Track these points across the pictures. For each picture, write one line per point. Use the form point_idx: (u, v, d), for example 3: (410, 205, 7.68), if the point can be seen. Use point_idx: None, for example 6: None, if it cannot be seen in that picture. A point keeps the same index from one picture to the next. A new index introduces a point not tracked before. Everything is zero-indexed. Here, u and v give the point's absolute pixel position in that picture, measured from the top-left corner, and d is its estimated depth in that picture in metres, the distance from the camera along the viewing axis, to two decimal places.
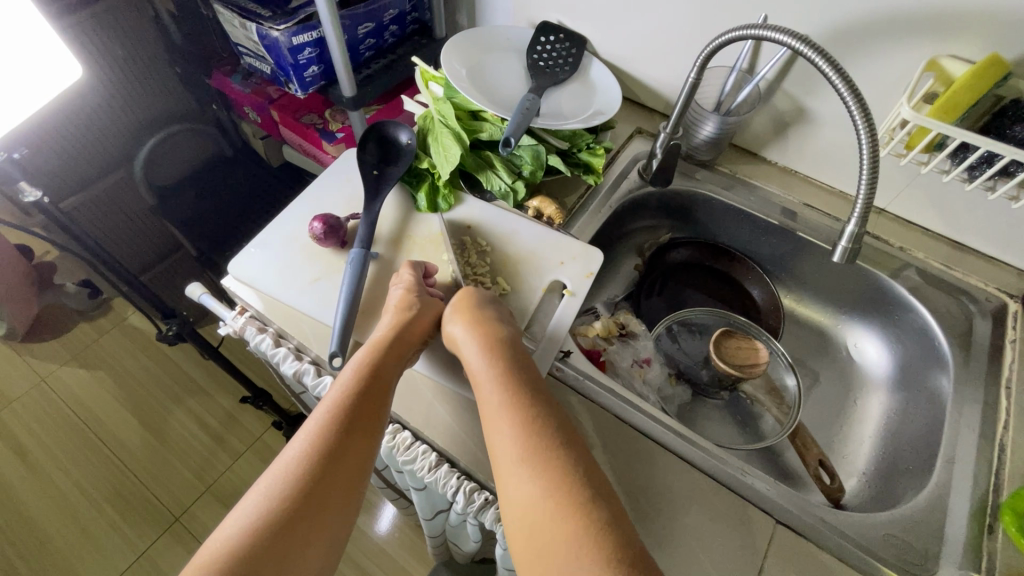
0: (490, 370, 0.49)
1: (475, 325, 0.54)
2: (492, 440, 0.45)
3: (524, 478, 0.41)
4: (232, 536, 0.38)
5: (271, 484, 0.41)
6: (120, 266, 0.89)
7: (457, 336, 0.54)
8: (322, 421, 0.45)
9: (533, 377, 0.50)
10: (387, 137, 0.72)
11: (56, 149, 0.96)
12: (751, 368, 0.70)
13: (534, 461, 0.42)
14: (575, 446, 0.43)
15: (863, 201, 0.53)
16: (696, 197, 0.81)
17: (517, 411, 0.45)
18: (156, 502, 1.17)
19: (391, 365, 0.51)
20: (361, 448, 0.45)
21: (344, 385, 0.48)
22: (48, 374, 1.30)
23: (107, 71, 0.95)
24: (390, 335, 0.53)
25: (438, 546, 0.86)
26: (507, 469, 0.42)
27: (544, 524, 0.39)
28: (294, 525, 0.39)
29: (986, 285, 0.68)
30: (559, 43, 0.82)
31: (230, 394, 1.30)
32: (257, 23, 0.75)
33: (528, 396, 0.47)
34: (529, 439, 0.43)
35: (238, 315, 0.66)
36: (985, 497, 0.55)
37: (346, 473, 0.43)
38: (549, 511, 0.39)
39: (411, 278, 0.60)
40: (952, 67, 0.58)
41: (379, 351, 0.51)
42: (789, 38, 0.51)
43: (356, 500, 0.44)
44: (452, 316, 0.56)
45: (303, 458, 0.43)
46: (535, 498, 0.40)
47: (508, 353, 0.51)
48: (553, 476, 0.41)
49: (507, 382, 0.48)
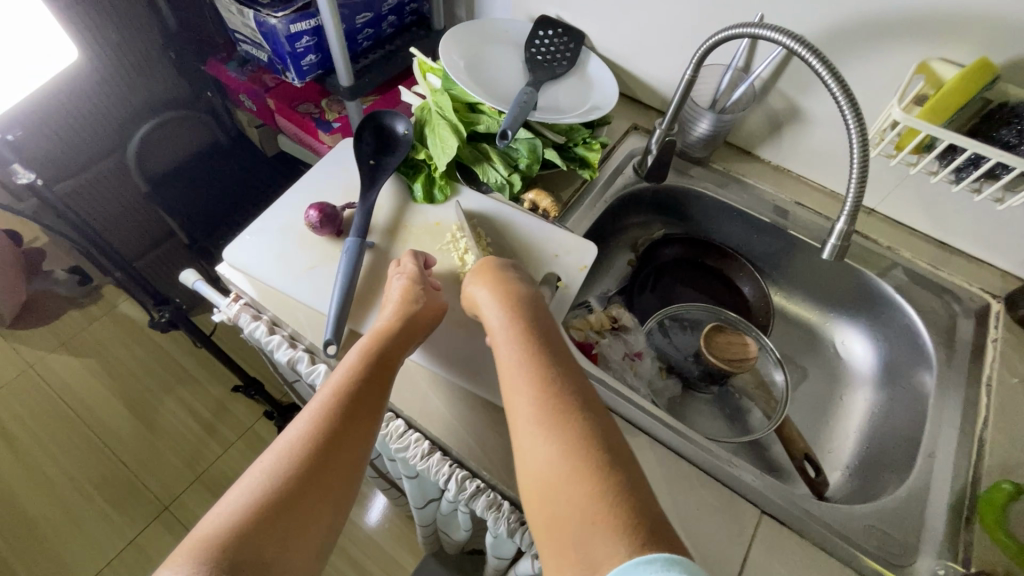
0: (509, 332, 0.49)
1: (499, 291, 0.54)
2: (510, 399, 0.44)
3: (538, 436, 0.40)
4: (230, 511, 0.39)
5: (274, 461, 0.42)
6: (113, 252, 0.88)
7: (482, 300, 0.54)
8: (324, 404, 0.46)
9: (555, 340, 0.49)
10: (384, 127, 0.72)
11: (47, 132, 0.95)
12: (741, 363, 0.72)
13: (549, 420, 0.41)
14: (592, 409, 0.42)
15: (853, 199, 0.54)
16: (690, 193, 0.82)
17: (536, 372, 0.44)
18: (146, 490, 1.17)
19: (394, 353, 0.52)
20: (362, 432, 0.46)
21: (348, 370, 0.49)
22: (36, 360, 1.29)
23: (99, 54, 0.93)
24: (396, 321, 0.54)
25: (428, 535, 0.87)
26: (521, 426, 0.42)
27: (555, 478, 0.38)
28: (295, 502, 0.40)
29: (970, 286, 0.70)
30: (557, 37, 0.82)
31: (221, 383, 1.30)
32: (255, 10, 0.75)
33: (549, 359, 0.46)
34: (544, 398, 0.42)
35: (232, 302, 0.66)
36: (963, 491, 0.56)
37: (349, 455, 0.44)
38: (561, 469, 0.38)
39: (413, 269, 0.60)
40: (942, 70, 0.59)
41: (385, 337, 0.52)
42: (784, 37, 0.52)
43: (353, 488, 0.44)
44: (476, 282, 0.57)
45: (306, 438, 0.43)
46: (547, 454, 0.39)
47: (529, 318, 0.51)
48: (564, 434, 0.40)
49: (527, 344, 0.47)
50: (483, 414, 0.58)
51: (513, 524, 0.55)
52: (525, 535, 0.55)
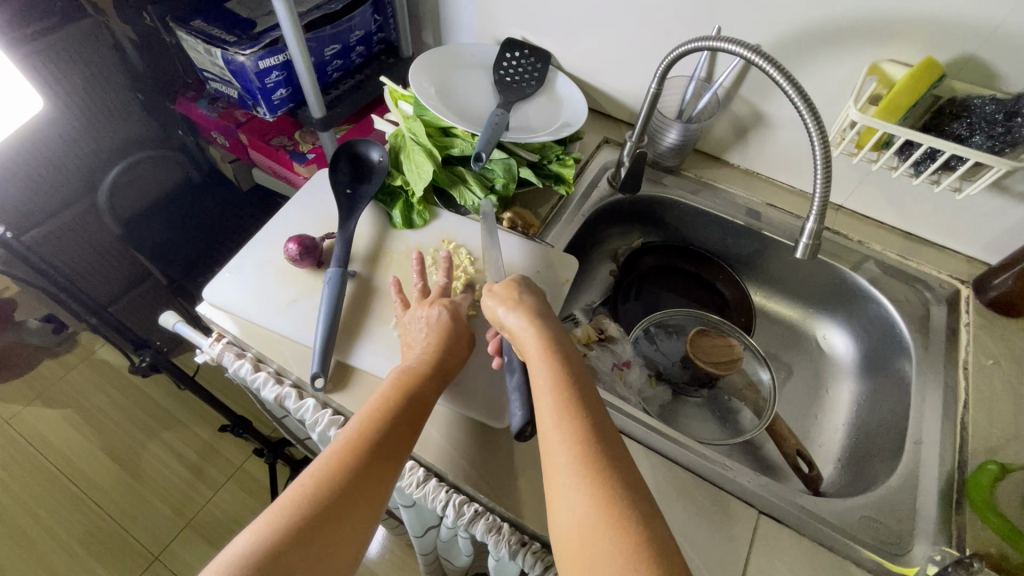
0: (546, 368, 0.46)
1: (530, 317, 0.51)
2: (546, 439, 0.42)
3: (576, 487, 0.38)
4: (258, 530, 0.39)
5: (307, 479, 0.42)
6: (89, 299, 0.86)
7: (513, 326, 0.51)
8: (357, 429, 0.46)
9: (591, 382, 0.46)
10: (358, 156, 0.72)
11: (12, 182, 0.93)
12: (729, 366, 0.74)
13: (588, 468, 0.39)
14: (627, 458, 0.40)
15: (820, 197, 0.55)
16: (665, 202, 0.83)
17: (574, 413, 0.42)
18: (135, 540, 1.13)
19: (430, 390, 0.51)
20: (387, 463, 0.45)
21: (380, 400, 0.48)
22: (12, 416, 1.24)
23: (63, 100, 0.93)
24: (432, 360, 0.53)
25: (430, 564, 0.85)
26: (559, 472, 0.40)
27: (591, 537, 0.36)
28: (318, 529, 0.40)
29: (939, 273, 0.72)
30: (524, 58, 0.84)
31: (208, 423, 1.27)
32: (223, 49, 0.75)
33: (584, 400, 0.43)
34: (586, 445, 0.40)
35: (215, 341, 0.65)
36: (951, 475, 0.57)
37: (372, 485, 0.43)
38: (597, 520, 0.36)
39: (452, 306, 0.58)
40: (892, 70, 0.62)
41: (419, 376, 0.51)
42: (743, 49, 0.54)
43: (375, 516, 0.44)
44: (506, 305, 0.53)
45: (336, 458, 0.43)
46: (582, 506, 0.37)
47: (568, 352, 0.48)
48: (601, 489, 0.38)
49: (562, 382, 0.45)
50: (477, 438, 0.57)
51: (513, 546, 0.53)
52: (526, 556, 0.52)
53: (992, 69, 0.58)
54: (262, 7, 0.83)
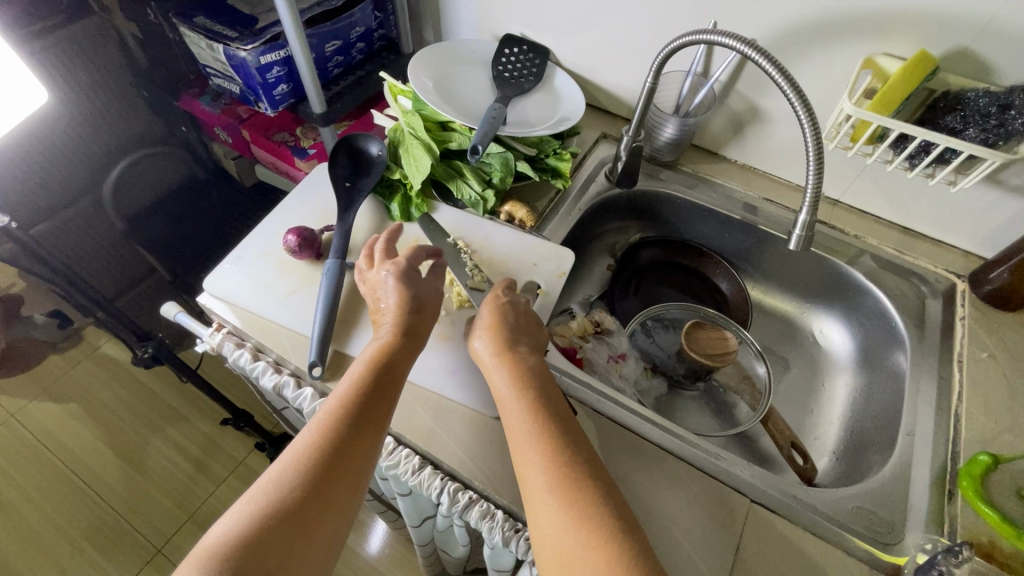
0: (518, 391, 0.48)
1: (502, 342, 0.53)
2: (522, 461, 0.44)
3: (554, 506, 0.40)
4: (233, 521, 0.39)
5: (280, 470, 0.42)
6: (92, 293, 0.87)
7: (484, 353, 0.53)
8: (330, 415, 0.46)
9: (563, 406, 0.48)
10: (357, 150, 0.73)
11: (18, 178, 0.94)
12: (723, 357, 0.73)
13: (565, 487, 0.40)
14: (602, 476, 0.42)
15: (813, 190, 0.56)
16: (662, 196, 0.84)
17: (547, 434, 0.44)
18: (137, 533, 1.14)
19: (400, 361, 0.52)
20: (362, 450, 0.45)
21: (352, 382, 0.49)
22: (18, 410, 1.26)
23: (69, 97, 0.94)
24: (397, 329, 0.54)
25: (427, 556, 0.86)
26: (537, 492, 0.41)
27: (571, 552, 0.37)
28: (297, 520, 0.40)
29: (935, 267, 0.73)
30: (523, 54, 0.85)
31: (211, 418, 1.29)
32: (225, 44, 0.76)
33: (558, 422, 0.45)
34: (560, 465, 0.42)
35: (215, 331, 0.66)
36: (944, 466, 0.57)
37: (348, 477, 0.44)
38: (575, 535, 0.38)
39: (401, 265, 0.58)
40: (887, 64, 0.62)
41: (389, 351, 0.52)
42: (737, 43, 0.54)
43: (353, 506, 0.44)
44: (480, 331, 0.54)
45: (312, 447, 0.44)
46: (560, 524, 0.39)
47: (540, 376, 0.50)
48: (578, 507, 0.39)
49: (536, 405, 0.46)
50: (471, 426, 0.58)
51: (507, 532, 0.53)
52: (519, 542, 0.53)
53: (986, 62, 0.59)
54: (264, 4, 0.84)
